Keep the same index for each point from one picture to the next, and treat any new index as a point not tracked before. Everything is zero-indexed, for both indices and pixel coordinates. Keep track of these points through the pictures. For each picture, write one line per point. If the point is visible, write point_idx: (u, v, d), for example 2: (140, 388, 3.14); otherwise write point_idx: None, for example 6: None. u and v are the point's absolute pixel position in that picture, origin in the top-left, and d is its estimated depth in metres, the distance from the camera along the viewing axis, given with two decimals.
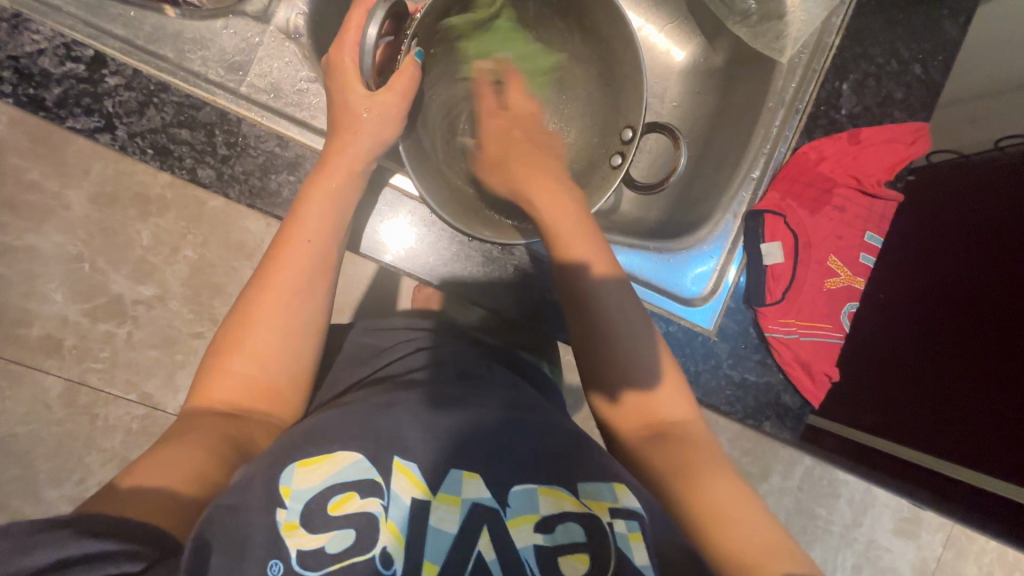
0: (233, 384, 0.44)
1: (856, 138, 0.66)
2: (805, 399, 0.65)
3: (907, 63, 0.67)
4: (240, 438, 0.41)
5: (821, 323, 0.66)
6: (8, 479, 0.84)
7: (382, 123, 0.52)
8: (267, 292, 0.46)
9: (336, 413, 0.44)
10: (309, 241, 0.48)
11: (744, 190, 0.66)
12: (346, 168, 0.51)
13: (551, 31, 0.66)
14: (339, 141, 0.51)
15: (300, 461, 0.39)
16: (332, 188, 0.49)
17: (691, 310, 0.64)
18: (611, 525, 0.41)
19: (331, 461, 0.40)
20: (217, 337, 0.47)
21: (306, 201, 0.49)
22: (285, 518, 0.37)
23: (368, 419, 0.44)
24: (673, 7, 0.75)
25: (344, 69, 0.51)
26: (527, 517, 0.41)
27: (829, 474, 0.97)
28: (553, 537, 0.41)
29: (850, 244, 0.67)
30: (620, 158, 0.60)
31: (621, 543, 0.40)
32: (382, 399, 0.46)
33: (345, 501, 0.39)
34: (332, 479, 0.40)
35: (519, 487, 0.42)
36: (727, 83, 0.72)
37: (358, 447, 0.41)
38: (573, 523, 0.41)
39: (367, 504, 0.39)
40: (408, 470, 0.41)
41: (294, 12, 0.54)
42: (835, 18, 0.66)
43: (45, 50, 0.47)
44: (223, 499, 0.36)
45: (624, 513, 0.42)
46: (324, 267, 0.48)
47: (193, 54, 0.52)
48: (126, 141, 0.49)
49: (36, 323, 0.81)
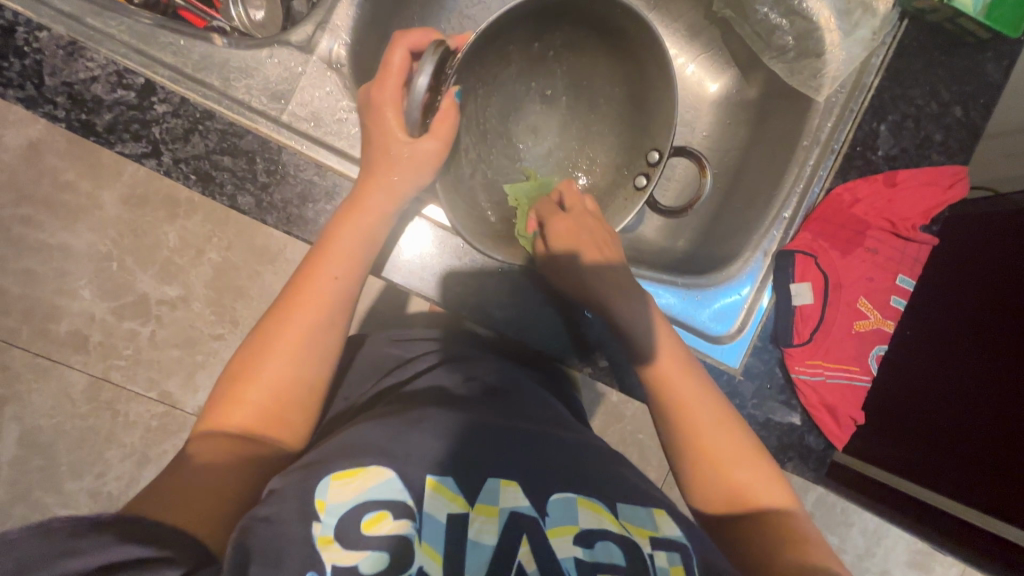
0: (245, 410, 0.44)
1: (891, 180, 0.65)
2: (829, 441, 0.64)
3: (947, 104, 0.66)
4: (260, 457, 0.43)
5: (847, 365, 0.65)
6: (31, 469, 0.86)
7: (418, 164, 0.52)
8: (291, 314, 0.47)
9: (364, 428, 0.44)
10: (336, 277, 0.49)
11: (775, 228, 0.66)
12: (374, 209, 0.51)
13: (576, 47, 0.62)
14: (369, 179, 0.51)
15: (334, 474, 0.40)
16: (363, 225, 0.50)
17: (717, 348, 0.63)
18: (653, 555, 0.42)
19: (363, 478, 0.40)
20: (227, 369, 0.47)
21: (335, 235, 0.50)
22: (320, 531, 0.37)
23: (399, 433, 0.44)
24: (706, 38, 0.75)
25: (385, 101, 0.51)
26: (566, 531, 0.41)
27: (842, 502, 0.96)
28: (591, 553, 0.40)
29: (881, 287, 0.66)
30: (644, 180, 0.61)
31: (662, 574, 0.41)
32: (415, 412, 0.47)
33: (378, 520, 0.39)
34: (363, 495, 0.39)
35: (556, 496, 0.43)
36: (760, 117, 0.72)
37: (387, 463, 0.41)
38: (612, 543, 0.41)
39: (400, 525, 0.39)
40: (443, 486, 0.41)
41: (338, 43, 0.56)
42: (875, 58, 0.65)
43: (98, 77, 0.49)
44: (261, 510, 0.38)
45: (664, 545, 0.43)
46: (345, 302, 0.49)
47: (238, 83, 0.52)
48: (171, 167, 0.50)
49: (65, 319, 0.83)
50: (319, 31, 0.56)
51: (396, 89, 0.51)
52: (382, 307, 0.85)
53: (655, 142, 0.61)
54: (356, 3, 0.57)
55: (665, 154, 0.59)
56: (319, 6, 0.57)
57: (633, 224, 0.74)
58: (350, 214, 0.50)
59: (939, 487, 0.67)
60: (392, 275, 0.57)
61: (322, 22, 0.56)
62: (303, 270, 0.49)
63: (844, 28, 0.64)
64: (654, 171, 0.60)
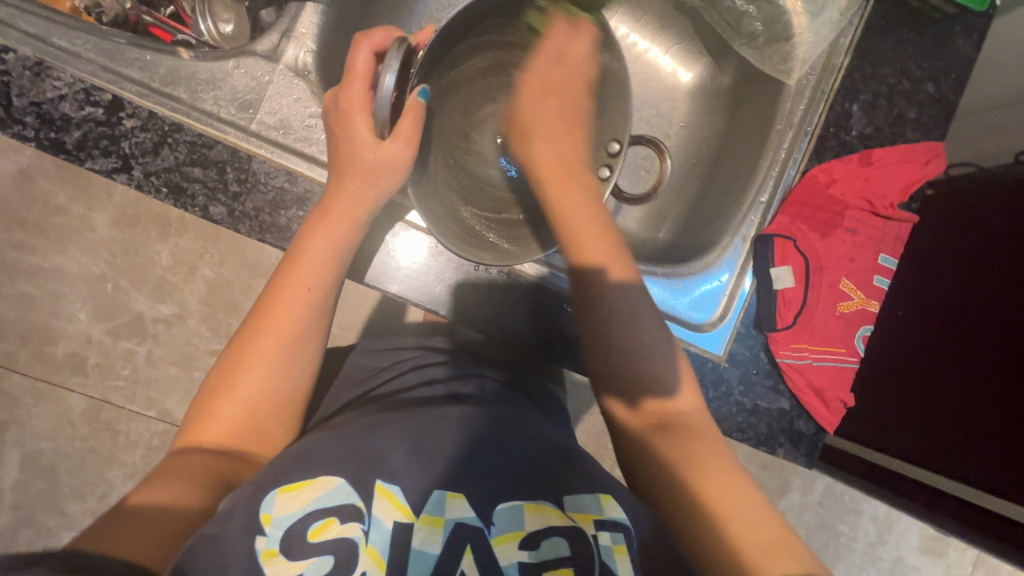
0: (224, 422, 0.45)
1: (867, 159, 0.65)
2: (819, 425, 0.63)
3: (918, 81, 0.66)
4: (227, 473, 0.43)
5: (834, 347, 0.65)
6: (34, 493, 0.87)
7: (387, 169, 0.51)
8: (267, 321, 0.47)
9: (330, 435, 0.46)
10: (311, 289, 0.48)
11: (752, 214, 0.66)
12: (342, 219, 0.50)
13: (532, 50, 0.63)
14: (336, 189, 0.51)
15: (282, 487, 0.40)
16: (332, 237, 0.50)
17: (700, 336, 0.63)
18: (596, 537, 0.42)
19: (311, 488, 0.41)
20: (205, 385, 0.48)
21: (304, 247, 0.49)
22: (264, 545, 0.38)
23: (354, 439, 0.45)
24: (678, 29, 0.75)
25: (354, 108, 0.50)
26: (512, 536, 0.42)
27: (851, 490, 0.95)
28: (537, 553, 0.41)
29: (863, 267, 0.65)
30: (608, 171, 0.60)
31: (605, 555, 0.41)
32: (367, 422, 0.47)
33: (324, 527, 0.39)
34: (314, 503, 0.40)
35: (504, 504, 0.43)
36: (734, 104, 0.72)
37: (339, 472, 0.42)
38: (559, 538, 0.42)
39: (348, 529, 0.40)
40: (391, 493, 0.42)
41: (303, 51, 0.55)
42: (843, 38, 0.65)
43: (66, 95, 0.49)
44: (205, 529, 0.37)
45: (609, 526, 0.43)
46: (319, 315, 0.49)
47: (205, 94, 0.52)
48: (142, 180, 0.50)
49: (61, 342, 0.84)
50: (284, 39, 0.55)
51: (362, 97, 0.50)
52: (375, 316, 0.85)
53: (614, 133, 0.61)
54: (320, 10, 0.56)
55: (625, 143, 0.58)
56: (284, 14, 0.56)
57: (607, 217, 0.74)
58: (320, 227, 0.50)
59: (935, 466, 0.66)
60: (379, 282, 0.58)
61: (287, 31, 0.55)
62: (274, 283, 0.49)
63: (810, 10, 0.64)
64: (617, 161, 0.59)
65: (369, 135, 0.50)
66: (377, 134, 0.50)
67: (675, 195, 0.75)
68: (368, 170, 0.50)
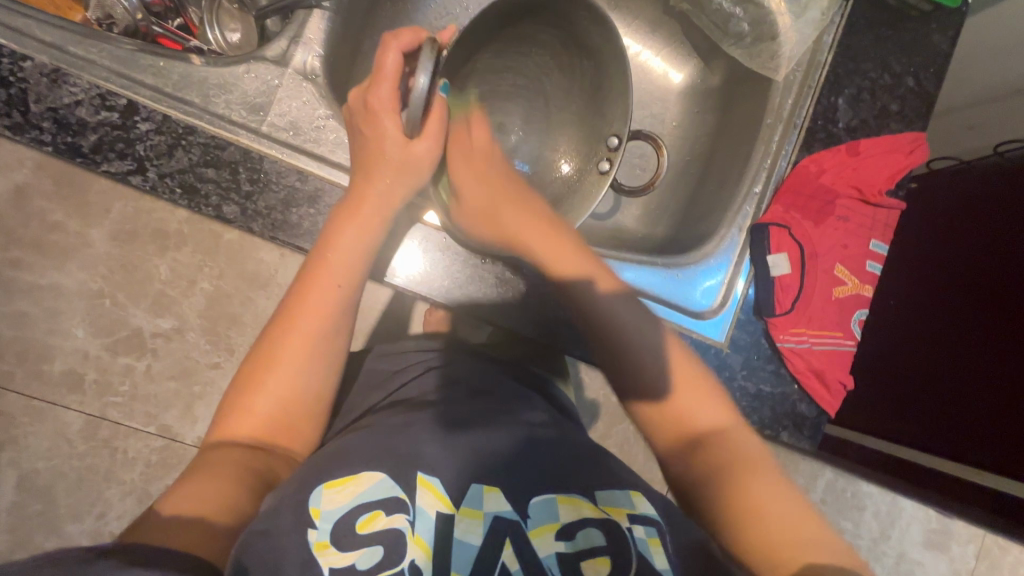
0: (252, 421, 0.46)
1: (854, 149, 0.67)
2: (821, 407, 0.65)
3: (899, 75, 0.69)
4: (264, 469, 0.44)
5: (831, 331, 0.66)
6: (30, 514, 0.85)
7: (408, 168, 0.53)
8: (295, 324, 0.48)
9: (361, 436, 0.47)
10: (339, 287, 0.49)
11: (747, 204, 0.68)
12: (368, 220, 0.51)
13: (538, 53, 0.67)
14: (359, 190, 0.52)
15: (327, 482, 0.42)
16: (358, 239, 0.51)
17: (701, 323, 0.65)
18: (631, 530, 0.44)
19: (355, 483, 0.42)
20: (229, 388, 0.48)
21: (328, 246, 0.50)
22: (315, 537, 0.39)
23: (385, 441, 0.46)
24: (668, 33, 0.78)
25: (382, 106, 0.52)
26: (547, 529, 0.43)
27: (851, 485, 0.96)
28: (573, 543, 0.43)
29: (856, 253, 0.68)
30: (608, 164, 0.61)
31: (642, 548, 0.43)
32: (403, 418, 0.49)
33: (372, 519, 0.41)
34: (360, 496, 0.42)
35: (538, 497, 0.45)
36: (725, 102, 0.75)
37: (380, 466, 0.44)
38: (593, 528, 0.43)
39: (394, 520, 0.41)
40: (431, 485, 0.43)
41: (311, 55, 0.57)
42: (827, 36, 0.68)
43: (82, 101, 0.51)
44: (255, 524, 0.38)
45: (641, 520, 0.45)
46: (342, 318, 0.50)
47: (217, 98, 0.54)
48: (156, 182, 0.52)
49: (58, 359, 0.83)
50: (292, 44, 0.57)
51: (390, 94, 0.52)
52: (378, 325, 0.86)
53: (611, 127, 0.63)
54: (326, 16, 0.58)
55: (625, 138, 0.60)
56: (292, 21, 0.58)
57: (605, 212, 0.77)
58: (344, 228, 0.51)
59: (935, 448, 0.67)
60: (386, 276, 0.59)
61: (295, 36, 0.57)
62: (300, 284, 0.49)
63: (793, 11, 0.67)
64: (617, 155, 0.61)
65: (398, 132, 0.52)
66: (407, 132, 0.52)
67: (673, 191, 0.77)
68: (391, 173, 0.52)
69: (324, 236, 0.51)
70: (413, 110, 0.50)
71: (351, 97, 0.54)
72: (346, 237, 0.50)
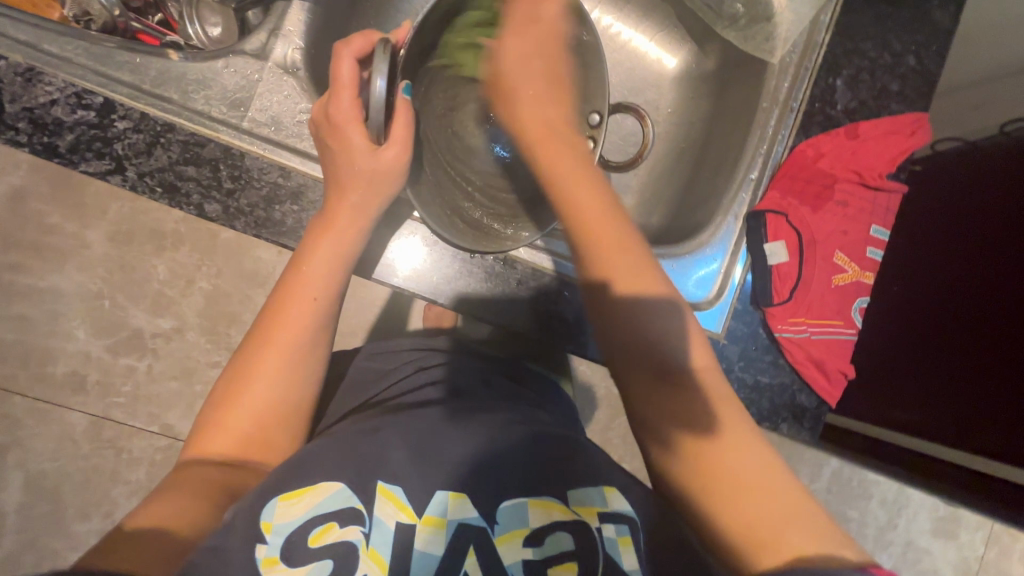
0: (236, 423, 0.45)
1: (853, 132, 0.65)
2: (821, 398, 0.63)
3: (900, 54, 0.67)
4: (234, 484, 0.43)
5: (831, 320, 0.65)
6: (38, 515, 0.86)
7: (378, 173, 0.51)
8: (279, 328, 0.47)
9: (329, 442, 0.45)
10: (316, 298, 0.48)
11: (743, 191, 0.66)
12: (347, 225, 0.51)
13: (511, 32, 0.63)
14: (335, 195, 0.51)
15: (283, 494, 0.41)
16: (335, 248, 0.50)
17: (697, 313, 0.63)
18: (600, 530, 0.43)
19: (312, 494, 0.42)
20: (211, 393, 0.48)
21: (306, 257, 0.49)
22: (265, 553, 0.39)
23: (353, 443, 0.45)
24: (662, 16, 0.76)
25: (342, 118, 0.50)
26: (515, 534, 0.43)
27: (859, 473, 0.94)
28: (541, 550, 0.42)
29: (856, 240, 0.66)
30: (591, 144, 0.60)
31: (610, 548, 0.43)
32: (375, 422, 0.48)
33: (324, 532, 0.41)
34: (314, 509, 0.41)
35: (509, 500, 0.44)
36: (721, 87, 0.73)
37: (342, 476, 0.43)
38: (562, 532, 0.43)
39: (347, 533, 0.41)
40: (392, 494, 0.43)
41: (291, 48, 0.56)
42: (824, 15, 0.66)
43: (58, 100, 0.50)
44: (206, 541, 0.38)
45: (611, 518, 0.44)
46: (322, 322, 0.49)
47: (196, 94, 0.53)
48: (136, 181, 0.51)
49: (60, 361, 0.83)
50: (272, 37, 0.56)
51: (352, 105, 0.51)
52: (376, 321, 0.85)
53: (593, 102, 0.60)
54: (306, 7, 0.57)
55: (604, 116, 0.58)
56: (271, 13, 0.57)
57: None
58: (322, 238, 0.50)
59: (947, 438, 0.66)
60: (375, 273, 0.58)
61: (275, 29, 0.56)
62: (278, 296, 0.49)
63: None
64: (599, 133, 0.59)
65: (365, 143, 0.51)
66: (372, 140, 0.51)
67: (669, 179, 0.75)
68: (363, 177, 0.51)
69: (302, 246, 0.51)
70: (375, 115, 0.50)
71: (313, 110, 0.52)
72: (323, 246, 0.50)
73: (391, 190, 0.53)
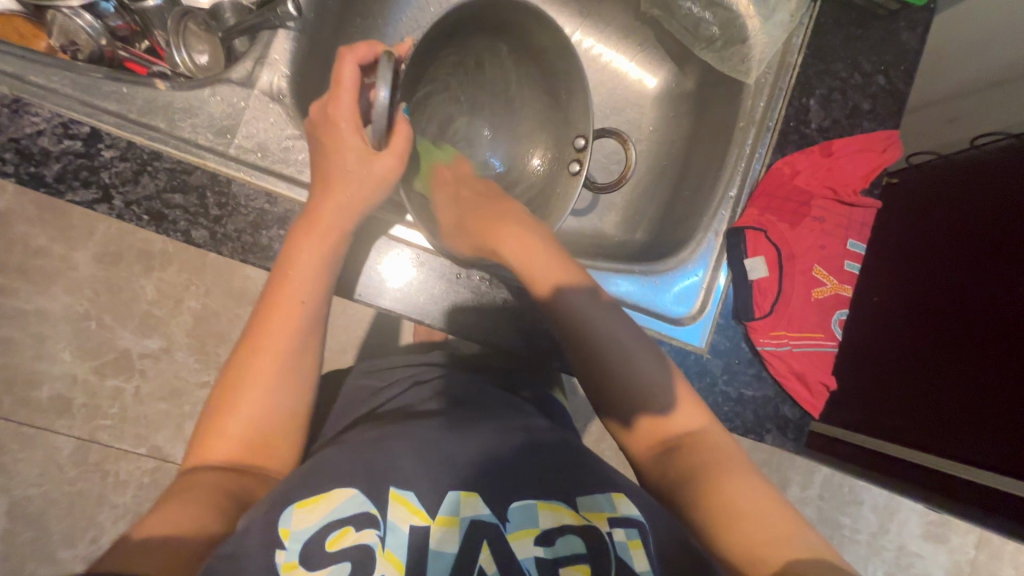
0: (216, 442, 0.45)
1: (827, 150, 0.67)
2: (804, 409, 0.65)
3: (870, 74, 0.69)
4: (238, 490, 0.43)
5: (812, 332, 0.66)
6: (22, 542, 0.84)
7: (366, 183, 0.53)
8: (266, 335, 0.48)
9: (329, 454, 0.46)
10: (302, 303, 0.49)
11: (723, 208, 0.68)
12: (330, 227, 0.51)
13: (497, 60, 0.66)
14: (321, 202, 0.52)
15: (298, 501, 0.41)
16: (320, 250, 0.50)
17: (679, 329, 0.64)
18: (610, 534, 0.43)
19: (327, 500, 0.42)
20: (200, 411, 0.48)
21: (290, 260, 0.50)
22: (284, 558, 0.39)
23: (359, 454, 0.46)
24: (642, 37, 0.78)
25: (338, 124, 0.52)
26: (527, 534, 0.43)
27: (849, 481, 0.95)
28: (553, 550, 0.42)
29: (833, 253, 0.68)
30: (576, 166, 0.62)
31: (620, 550, 0.42)
32: (373, 434, 0.49)
33: (341, 536, 0.41)
34: (331, 514, 0.41)
35: (518, 504, 0.44)
36: (700, 105, 0.75)
37: (354, 482, 0.43)
38: (573, 536, 0.43)
39: (364, 535, 0.41)
40: (405, 500, 0.43)
41: (277, 76, 0.57)
42: (796, 38, 0.68)
43: (44, 131, 0.50)
44: (222, 549, 0.38)
45: (621, 522, 0.44)
46: (310, 329, 0.49)
47: (183, 122, 0.54)
48: (123, 210, 0.51)
49: (46, 385, 0.82)
50: (258, 65, 0.57)
51: (352, 107, 0.52)
52: (362, 339, 0.85)
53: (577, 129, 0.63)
54: (291, 36, 0.58)
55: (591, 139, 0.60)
56: (257, 42, 0.58)
57: (584, 208, 0.77)
58: (306, 241, 0.50)
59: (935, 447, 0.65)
60: (366, 297, 0.59)
61: (260, 57, 0.57)
62: (264, 304, 0.49)
63: (762, 14, 0.68)
64: (585, 155, 0.61)
65: (363, 147, 0.52)
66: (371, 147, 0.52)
67: (650, 197, 0.77)
68: (354, 187, 0.52)
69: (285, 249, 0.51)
70: (375, 130, 0.51)
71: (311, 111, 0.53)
72: (307, 249, 0.51)
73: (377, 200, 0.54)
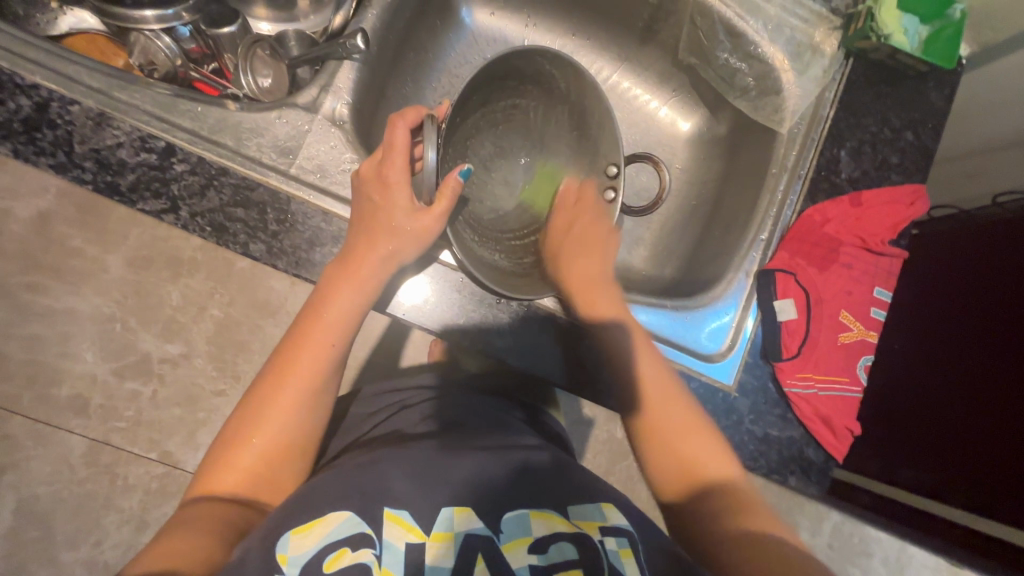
0: (237, 464, 0.47)
1: (857, 200, 0.69)
2: (829, 453, 0.65)
3: (899, 130, 0.72)
4: (240, 521, 0.45)
5: (839, 377, 0.67)
6: (25, 541, 0.83)
7: (403, 234, 0.55)
8: (291, 370, 0.50)
9: (325, 477, 0.47)
10: (331, 343, 0.51)
11: (754, 250, 0.70)
12: (366, 275, 0.53)
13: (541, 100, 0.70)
14: (361, 239, 0.54)
15: (294, 529, 0.42)
16: (352, 292, 0.53)
17: (709, 365, 0.65)
18: (602, 541, 0.45)
19: (322, 524, 0.43)
20: (224, 427, 0.50)
21: (326, 294, 0.52)
22: None
23: (359, 475, 0.47)
24: (676, 83, 0.82)
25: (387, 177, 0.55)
26: (520, 543, 0.44)
27: (859, 531, 0.94)
28: (547, 557, 0.43)
29: (860, 300, 0.69)
30: (613, 194, 0.66)
31: (614, 558, 0.44)
32: (369, 457, 0.49)
33: (338, 557, 0.41)
34: (325, 538, 0.42)
35: (511, 514, 0.46)
36: (731, 151, 0.78)
37: (347, 505, 0.44)
38: (566, 543, 0.44)
39: (360, 555, 0.41)
40: (399, 518, 0.44)
41: (340, 102, 0.61)
42: (828, 92, 0.72)
43: (123, 143, 0.53)
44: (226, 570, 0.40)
45: (612, 531, 0.46)
46: (333, 368, 0.51)
47: (250, 141, 0.57)
48: (188, 221, 0.54)
49: (66, 384, 0.82)
50: (323, 92, 0.60)
51: (403, 168, 0.55)
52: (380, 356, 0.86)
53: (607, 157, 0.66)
54: (355, 67, 0.62)
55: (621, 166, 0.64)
56: (322, 71, 0.62)
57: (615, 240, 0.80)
58: (342, 281, 0.53)
59: (950, 498, 0.66)
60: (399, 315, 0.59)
61: (325, 85, 0.61)
62: (293, 337, 0.51)
63: (797, 68, 0.72)
64: (618, 183, 0.65)
65: (409, 203, 0.55)
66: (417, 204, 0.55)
67: (679, 235, 0.80)
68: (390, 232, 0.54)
69: (321, 285, 0.53)
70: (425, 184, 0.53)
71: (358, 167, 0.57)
72: (340, 288, 0.53)
73: (413, 253, 0.55)
